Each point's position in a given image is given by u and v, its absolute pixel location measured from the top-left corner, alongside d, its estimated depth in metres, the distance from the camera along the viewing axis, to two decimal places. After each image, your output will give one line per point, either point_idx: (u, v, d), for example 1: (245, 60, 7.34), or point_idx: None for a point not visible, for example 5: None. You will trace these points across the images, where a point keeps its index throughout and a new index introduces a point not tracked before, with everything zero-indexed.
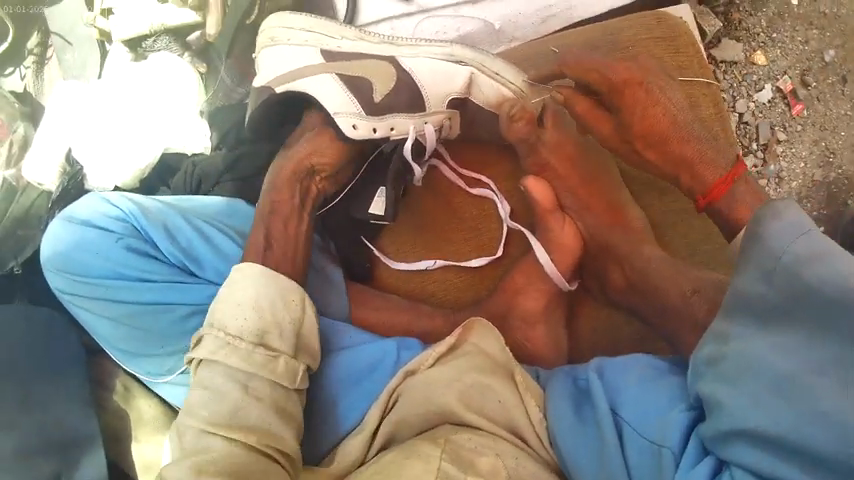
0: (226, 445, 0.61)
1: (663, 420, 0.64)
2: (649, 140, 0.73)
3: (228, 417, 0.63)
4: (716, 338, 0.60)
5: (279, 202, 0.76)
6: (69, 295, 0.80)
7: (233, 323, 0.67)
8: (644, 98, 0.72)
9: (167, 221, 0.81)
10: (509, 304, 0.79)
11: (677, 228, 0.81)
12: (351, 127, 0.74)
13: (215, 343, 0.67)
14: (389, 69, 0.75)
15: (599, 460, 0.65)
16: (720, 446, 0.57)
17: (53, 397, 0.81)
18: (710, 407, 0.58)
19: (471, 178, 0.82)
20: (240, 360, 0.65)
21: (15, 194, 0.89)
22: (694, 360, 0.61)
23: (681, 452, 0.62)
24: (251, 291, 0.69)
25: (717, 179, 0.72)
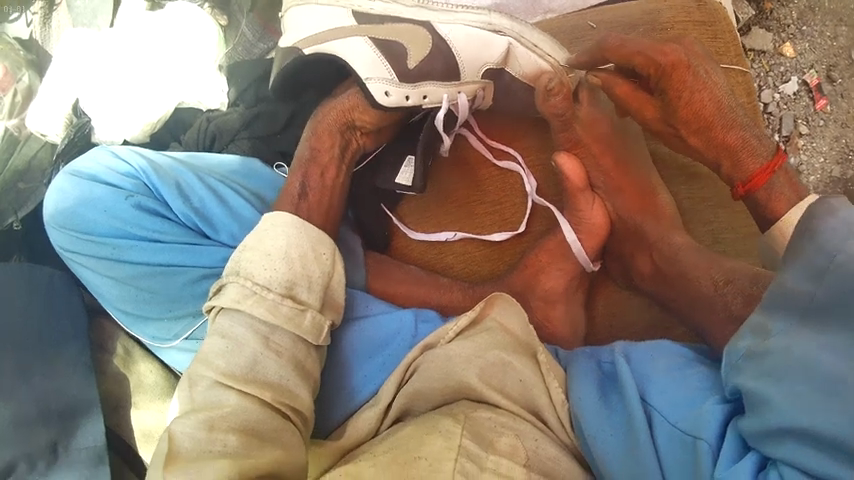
0: (240, 400, 0.60)
1: (697, 410, 0.61)
2: (692, 126, 0.71)
3: (244, 371, 0.61)
4: (755, 332, 0.55)
5: (319, 149, 0.74)
6: (73, 254, 0.76)
7: (262, 273, 0.66)
8: (691, 81, 0.69)
9: (179, 179, 0.75)
10: (530, 282, 0.78)
11: (703, 215, 0.80)
12: (383, 93, 0.71)
13: (241, 292, 0.65)
14: (424, 35, 0.71)
15: (630, 452, 0.62)
16: (766, 442, 0.52)
17: (54, 361, 0.80)
18: (755, 403, 0.53)
19: (499, 150, 0.80)
20: (266, 310, 0.64)
21: (17, 146, 0.85)
22: (729, 353, 0.56)
23: (719, 446, 0.58)
24: (282, 241, 0.68)
25: (758, 168, 0.69)
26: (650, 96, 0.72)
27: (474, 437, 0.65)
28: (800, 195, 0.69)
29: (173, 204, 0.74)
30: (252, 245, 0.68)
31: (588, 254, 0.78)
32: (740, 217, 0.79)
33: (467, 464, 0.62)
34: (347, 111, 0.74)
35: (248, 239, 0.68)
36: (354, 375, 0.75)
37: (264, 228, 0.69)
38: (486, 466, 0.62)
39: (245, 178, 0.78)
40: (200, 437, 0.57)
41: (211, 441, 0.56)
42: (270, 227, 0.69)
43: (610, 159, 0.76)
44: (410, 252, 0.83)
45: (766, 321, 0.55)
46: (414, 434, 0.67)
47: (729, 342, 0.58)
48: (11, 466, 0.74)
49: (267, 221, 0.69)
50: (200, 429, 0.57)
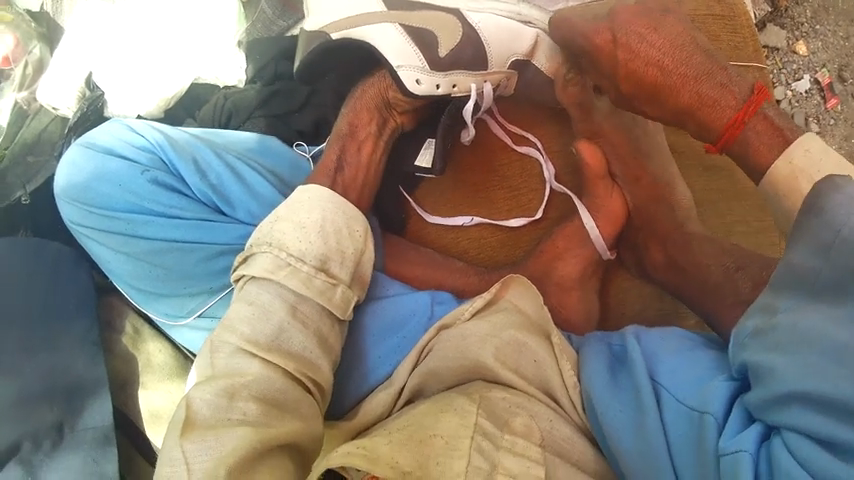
0: (262, 368, 0.61)
1: (705, 389, 0.59)
2: (645, 91, 0.67)
3: (265, 339, 0.62)
4: (764, 311, 0.56)
5: (359, 124, 0.75)
6: (84, 229, 0.75)
7: (296, 244, 0.67)
8: (622, 52, 0.66)
9: (197, 155, 0.74)
10: (547, 269, 0.77)
11: (717, 207, 0.82)
12: (414, 82, 0.70)
13: (275, 262, 0.66)
14: (455, 22, 0.70)
15: (637, 429, 0.60)
16: (772, 410, 0.52)
17: (61, 338, 0.78)
18: (761, 374, 0.53)
19: (516, 134, 0.80)
20: (299, 282, 0.65)
21: (26, 118, 0.83)
22: (736, 333, 0.57)
23: (725, 419, 0.56)
24: (316, 214, 0.69)
25: (725, 121, 0.63)
26: (595, 65, 0.69)
27: (488, 415, 0.64)
28: (787, 138, 0.61)
29: (190, 180, 0.73)
30: (285, 215, 0.69)
31: (605, 241, 0.78)
32: (750, 211, 0.81)
33: (484, 442, 0.62)
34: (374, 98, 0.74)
35: (280, 209, 0.69)
36: (370, 357, 0.76)
37: (299, 202, 0.70)
38: (502, 444, 0.62)
39: (263, 156, 0.77)
40: (220, 404, 0.58)
41: (230, 409, 0.58)
42: (302, 200, 0.70)
43: (627, 149, 0.76)
44: (425, 236, 0.82)
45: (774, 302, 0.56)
46: (428, 411, 0.66)
47: (738, 322, 0.59)
48: (14, 446, 0.73)
49: (301, 194, 0.71)
50: (220, 397, 0.58)
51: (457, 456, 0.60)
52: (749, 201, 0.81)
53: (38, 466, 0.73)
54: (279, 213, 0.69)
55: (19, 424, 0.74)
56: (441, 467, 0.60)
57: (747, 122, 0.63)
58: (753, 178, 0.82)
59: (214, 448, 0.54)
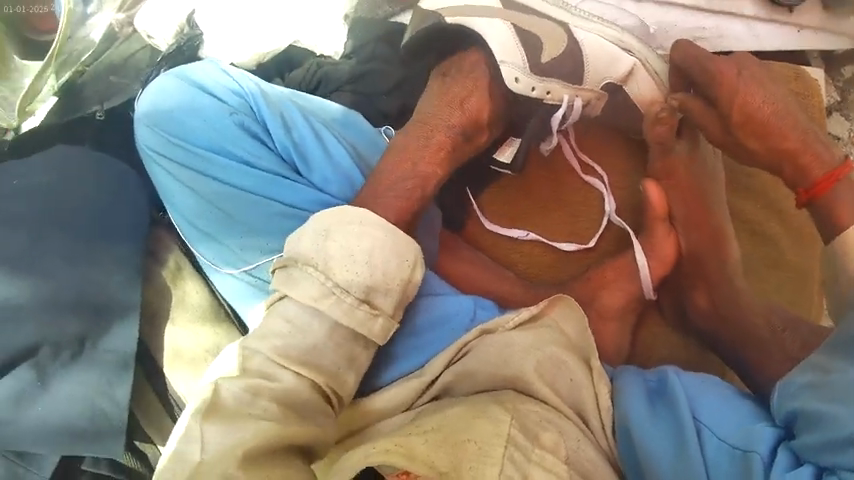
0: (293, 380, 0.64)
1: (748, 430, 0.64)
2: (748, 129, 0.74)
3: (298, 351, 0.65)
4: (812, 367, 0.62)
5: (435, 116, 0.76)
6: (157, 154, 0.77)
7: (344, 273, 0.66)
8: (741, 87, 0.73)
9: (285, 111, 0.77)
10: (592, 295, 0.79)
11: (763, 270, 0.84)
12: (513, 79, 0.74)
13: (318, 289, 0.66)
14: (560, 34, 0.75)
15: (678, 455, 0.64)
16: (822, 453, 0.58)
17: (99, 256, 0.78)
18: (816, 420, 0.59)
19: (585, 163, 0.84)
20: (343, 314, 0.65)
21: (116, 40, 0.87)
22: (785, 384, 0.63)
23: (771, 459, 0.61)
24: (367, 240, 0.68)
25: (821, 175, 0.72)
26: (702, 96, 0.75)
27: (520, 427, 0.66)
28: None
29: (275, 132, 0.76)
30: (335, 235, 0.67)
31: (652, 280, 0.80)
32: (787, 283, 0.84)
33: (516, 454, 0.63)
34: (440, 147, 0.76)
35: (332, 224, 0.68)
36: (411, 347, 0.77)
37: (350, 223, 0.68)
38: (533, 457, 0.63)
39: (346, 129, 0.79)
40: (244, 398, 0.62)
41: (251, 404, 0.62)
42: (352, 220, 0.69)
43: (694, 197, 0.79)
44: (480, 241, 0.84)
45: (823, 359, 0.62)
46: (464, 413, 0.68)
47: (783, 378, 0.66)
48: (32, 349, 0.74)
49: (353, 213, 0.69)
50: (245, 392, 0.62)
51: (490, 463, 0.62)
52: (785, 273, 0.84)
53: (52, 375, 0.74)
54: (327, 232, 0.68)
55: (43, 330, 0.74)
56: (473, 471, 0.62)
57: (839, 180, 0.72)
58: (798, 252, 0.85)
59: (232, 437, 0.59)
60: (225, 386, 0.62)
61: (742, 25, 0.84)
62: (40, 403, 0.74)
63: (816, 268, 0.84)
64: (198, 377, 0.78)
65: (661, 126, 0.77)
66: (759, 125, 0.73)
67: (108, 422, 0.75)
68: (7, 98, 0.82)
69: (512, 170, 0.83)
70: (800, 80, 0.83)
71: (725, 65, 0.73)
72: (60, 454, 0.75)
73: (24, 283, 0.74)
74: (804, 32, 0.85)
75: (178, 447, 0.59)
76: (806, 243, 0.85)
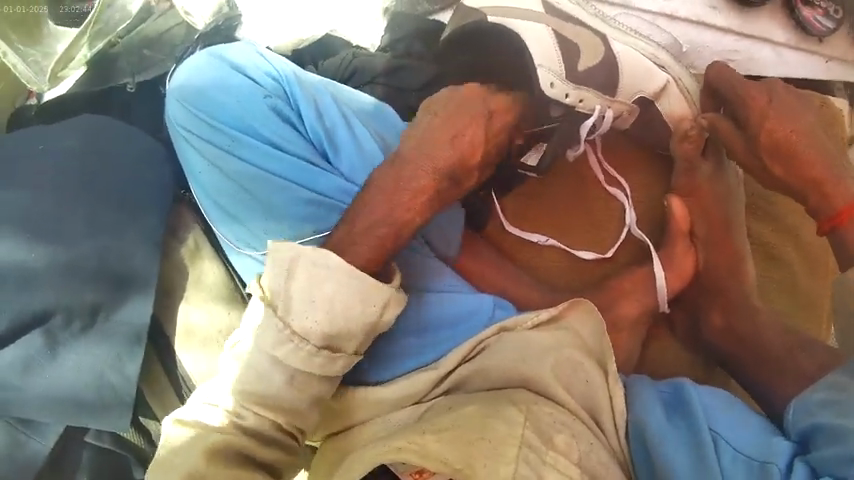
0: (254, 419, 0.64)
1: (764, 443, 0.66)
2: (774, 156, 0.73)
3: (259, 394, 0.64)
4: (829, 387, 0.65)
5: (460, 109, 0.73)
6: (185, 132, 0.78)
7: (301, 321, 0.62)
8: (771, 114, 0.72)
9: (319, 98, 0.77)
10: (609, 303, 0.79)
11: (779, 294, 0.85)
12: (549, 83, 0.74)
13: (276, 337, 0.63)
14: (597, 44, 0.76)
15: (697, 465, 0.66)
16: (841, 466, 0.61)
17: (116, 227, 0.76)
18: (836, 435, 0.62)
19: (610, 174, 0.83)
20: (299, 362, 0.63)
21: (152, 15, 0.85)
22: (803, 401, 0.67)
23: (788, 471, 0.63)
24: (329, 286, 0.63)
25: (848, 205, 0.70)
26: (733, 115, 0.75)
27: (536, 431, 0.66)
28: None
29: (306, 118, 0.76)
30: (296, 277, 0.63)
31: (667, 292, 0.80)
32: (794, 305, 0.85)
33: (531, 455, 0.63)
34: (429, 190, 0.68)
35: (296, 280, 0.63)
36: (405, 341, 0.76)
37: (314, 266, 0.63)
38: (547, 459, 0.63)
39: (376, 123, 0.79)
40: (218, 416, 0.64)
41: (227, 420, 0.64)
42: (318, 261, 0.63)
43: (717, 215, 0.79)
44: (499, 242, 0.84)
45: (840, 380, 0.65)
46: (480, 414, 0.67)
47: (797, 395, 0.69)
48: (47, 315, 0.73)
49: (314, 252, 0.63)
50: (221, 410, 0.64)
51: (505, 462, 0.62)
52: (794, 297, 0.85)
53: (62, 343, 0.74)
54: (287, 271, 0.63)
55: (58, 298, 0.73)
56: (488, 469, 0.62)
57: None
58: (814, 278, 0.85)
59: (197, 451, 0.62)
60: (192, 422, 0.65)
61: (771, 51, 0.85)
62: (48, 372, 0.73)
63: (825, 297, 0.84)
64: (206, 353, 0.77)
65: (690, 143, 0.78)
66: (783, 149, 0.72)
67: (113, 390, 0.75)
68: (38, 62, 0.81)
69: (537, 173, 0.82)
70: (826, 108, 0.83)
71: (755, 89, 0.74)
72: (66, 424, 0.75)
73: (43, 250, 0.73)
74: (832, 63, 0.86)
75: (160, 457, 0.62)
76: (822, 271, 0.85)
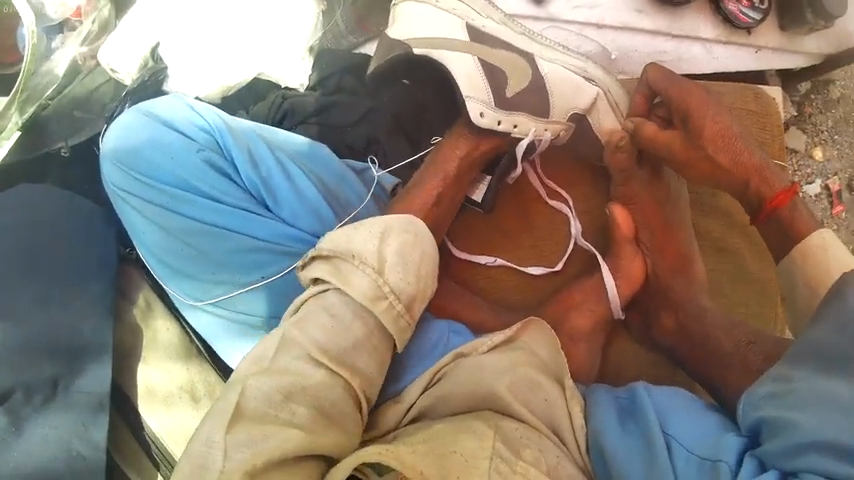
0: (322, 375, 0.64)
1: (716, 441, 0.65)
2: (715, 144, 0.73)
3: (335, 348, 0.65)
4: (773, 379, 0.63)
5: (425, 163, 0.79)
6: (122, 192, 0.76)
7: (399, 280, 0.69)
8: (704, 110, 0.74)
9: (252, 146, 0.77)
10: (562, 316, 0.80)
11: (738, 286, 0.85)
12: (479, 114, 0.76)
13: (372, 287, 0.67)
14: (524, 66, 0.77)
15: (651, 472, 0.64)
16: (788, 457, 0.58)
17: (66, 296, 0.77)
18: (779, 427, 0.60)
19: (551, 189, 0.85)
20: (389, 319, 0.68)
21: (79, 75, 0.82)
22: (748, 395, 0.64)
23: (738, 467, 0.61)
24: (415, 253, 0.72)
25: (780, 188, 0.72)
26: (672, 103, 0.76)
27: (504, 443, 0.65)
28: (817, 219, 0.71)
29: (241, 168, 0.76)
30: (389, 238, 0.71)
31: (620, 300, 0.82)
32: (752, 295, 0.85)
33: (502, 465, 0.62)
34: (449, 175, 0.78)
35: (388, 238, 0.71)
36: (402, 365, 0.77)
37: (404, 233, 0.71)
38: (516, 469, 0.62)
39: (312, 163, 0.79)
40: (273, 399, 0.61)
41: (280, 407, 0.61)
42: (402, 230, 0.72)
43: (658, 222, 0.81)
44: (451, 268, 0.85)
45: (785, 372, 0.63)
46: (447, 431, 0.67)
47: (747, 388, 0.66)
48: (7, 393, 0.72)
49: (402, 223, 0.72)
50: (275, 393, 0.61)
51: (477, 473, 0.62)
52: (753, 290, 0.85)
53: (25, 418, 0.72)
54: (381, 237, 0.70)
55: (16, 374, 0.73)
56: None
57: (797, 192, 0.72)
58: (761, 264, 0.86)
59: (256, 447, 0.57)
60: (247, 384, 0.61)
61: (701, 48, 0.86)
62: (14, 448, 0.71)
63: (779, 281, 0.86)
64: (172, 415, 0.77)
65: (622, 154, 0.78)
66: (720, 138, 0.73)
67: (82, 460, 0.71)
68: None
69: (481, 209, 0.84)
70: (760, 98, 0.86)
71: (683, 84, 0.75)
72: None
73: None
74: (763, 52, 0.87)
75: (200, 454, 0.57)
76: (765, 254, 0.86)
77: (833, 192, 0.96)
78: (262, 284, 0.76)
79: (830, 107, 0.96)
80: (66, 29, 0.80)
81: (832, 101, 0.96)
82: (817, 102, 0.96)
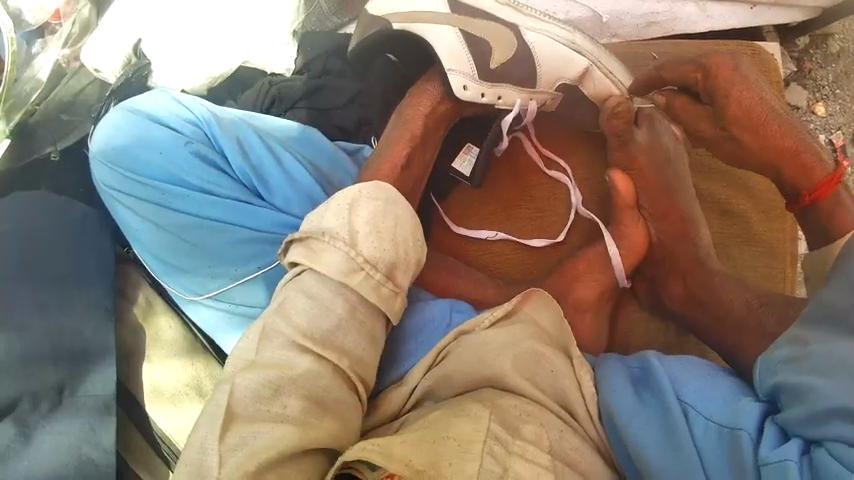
0: (308, 363, 0.63)
1: (737, 408, 0.63)
2: (741, 124, 0.74)
3: (321, 331, 0.65)
4: (791, 342, 0.61)
5: (405, 133, 0.77)
6: (113, 191, 0.75)
7: (369, 247, 0.68)
8: (737, 83, 0.73)
9: (240, 134, 0.76)
10: (565, 289, 0.80)
11: (744, 245, 0.84)
12: (462, 87, 0.76)
13: (347, 263, 0.67)
14: (509, 37, 0.75)
15: (671, 441, 0.63)
16: (810, 426, 0.56)
17: (66, 303, 0.76)
18: (800, 392, 0.58)
19: (548, 158, 0.85)
20: (370, 290, 0.67)
21: (62, 78, 0.84)
22: (766, 360, 0.63)
23: (759, 435, 0.59)
24: (390, 219, 0.71)
25: (823, 177, 0.72)
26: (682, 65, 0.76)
27: (500, 423, 0.63)
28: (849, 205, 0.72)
29: (231, 158, 0.75)
30: (358, 210, 0.70)
31: (624, 268, 0.81)
32: (761, 258, 0.83)
33: (496, 448, 0.60)
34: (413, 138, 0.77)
35: (358, 209, 0.70)
36: (405, 347, 0.77)
37: (375, 200, 0.71)
38: (515, 450, 0.61)
39: (304, 148, 0.79)
40: (262, 394, 0.60)
41: (271, 401, 0.60)
42: (374, 198, 0.72)
43: (655, 182, 0.80)
44: (449, 245, 0.85)
45: (803, 333, 0.61)
46: (442, 415, 0.65)
47: (763, 353, 0.65)
48: (12, 403, 0.71)
49: (369, 190, 0.72)
50: (264, 387, 0.60)
51: (469, 458, 0.59)
52: (759, 248, 0.84)
53: (34, 426, 0.71)
54: (351, 207, 0.70)
55: (23, 382, 0.72)
56: (453, 467, 0.59)
57: (841, 181, 0.72)
58: (768, 225, 0.84)
59: (247, 452, 0.56)
60: (237, 388, 0.60)
61: (695, 7, 0.86)
62: (22, 458, 0.70)
63: (787, 242, 0.84)
64: (180, 412, 0.77)
65: (618, 119, 0.77)
66: (749, 117, 0.73)
67: (93, 466, 0.70)
68: None
69: (471, 182, 0.84)
70: (757, 56, 0.85)
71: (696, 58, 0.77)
72: None
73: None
74: (758, 8, 0.87)
75: (194, 461, 0.56)
76: (776, 217, 0.85)
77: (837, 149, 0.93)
78: (259, 275, 0.75)
79: (830, 61, 0.94)
80: (46, 32, 0.83)
81: (831, 56, 0.94)
82: (815, 57, 0.94)
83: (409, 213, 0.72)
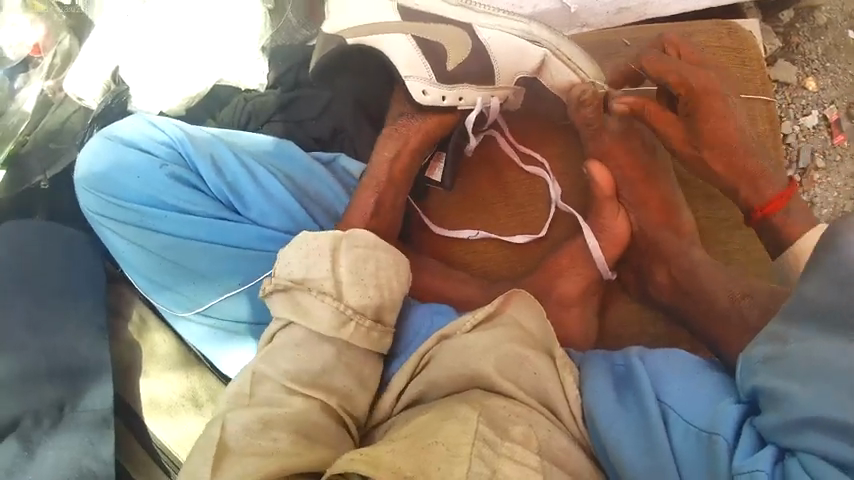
0: (302, 404, 0.65)
1: (714, 410, 0.62)
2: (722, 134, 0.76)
3: (311, 375, 0.68)
4: (770, 340, 0.59)
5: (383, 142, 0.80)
6: (97, 216, 0.78)
7: (356, 299, 0.70)
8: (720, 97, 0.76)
9: (214, 153, 0.78)
10: (548, 286, 0.79)
11: (731, 227, 0.82)
12: (421, 92, 0.78)
13: (338, 319, 0.69)
14: (463, 37, 0.77)
15: (646, 441, 0.62)
16: (784, 433, 0.55)
17: (62, 323, 0.79)
18: (778, 398, 0.56)
19: (524, 153, 0.85)
20: (362, 339, 0.70)
21: (49, 108, 0.88)
22: (746, 359, 0.61)
23: (737, 440, 0.58)
24: (372, 265, 0.72)
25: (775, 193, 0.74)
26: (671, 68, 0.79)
27: (489, 423, 0.62)
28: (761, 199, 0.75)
29: (206, 177, 0.77)
30: (341, 260, 0.71)
31: (607, 261, 0.80)
32: (749, 242, 0.82)
33: (485, 450, 0.59)
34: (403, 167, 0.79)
35: (345, 261, 0.71)
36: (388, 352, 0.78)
37: (355, 245, 0.72)
38: (501, 452, 0.59)
39: (280, 161, 0.80)
40: (253, 429, 0.62)
41: (261, 435, 0.62)
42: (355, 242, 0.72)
43: (638, 172, 0.79)
44: (431, 246, 0.86)
45: (782, 332, 0.59)
46: (432, 419, 0.64)
47: (744, 350, 0.62)
48: (15, 421, 0.73)
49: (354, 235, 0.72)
50: (253, 423, 0.63)
51: (458, 462, 0.58)
52: (747, 233, 0.82)
53: (37, 442, 0.73)
54: (332, 257, 0.71)
55: (23, 399, 0.74)
56: (441, 473, 0.57)
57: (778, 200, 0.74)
58: None
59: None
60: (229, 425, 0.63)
61: None
62: (28, 472, 0.72)
63: None
64: (179, 425, 0.79)
65: (587, 108, 0.78)
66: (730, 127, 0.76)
67: (94, 477, 0.73)
68: None
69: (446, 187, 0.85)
70: (734, 34, 0.84)
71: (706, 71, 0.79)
72: None
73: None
74: None
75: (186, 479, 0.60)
76: None
77: (832, 122, 0.97)
78: (241, 291, 0.77)
79: (817, 35, 0.98)
80: (29, 66, 0.88)
81: (818, 29, 0.98)
82: (802, 31, 0.98)
83: (389, 253, 0.73)
